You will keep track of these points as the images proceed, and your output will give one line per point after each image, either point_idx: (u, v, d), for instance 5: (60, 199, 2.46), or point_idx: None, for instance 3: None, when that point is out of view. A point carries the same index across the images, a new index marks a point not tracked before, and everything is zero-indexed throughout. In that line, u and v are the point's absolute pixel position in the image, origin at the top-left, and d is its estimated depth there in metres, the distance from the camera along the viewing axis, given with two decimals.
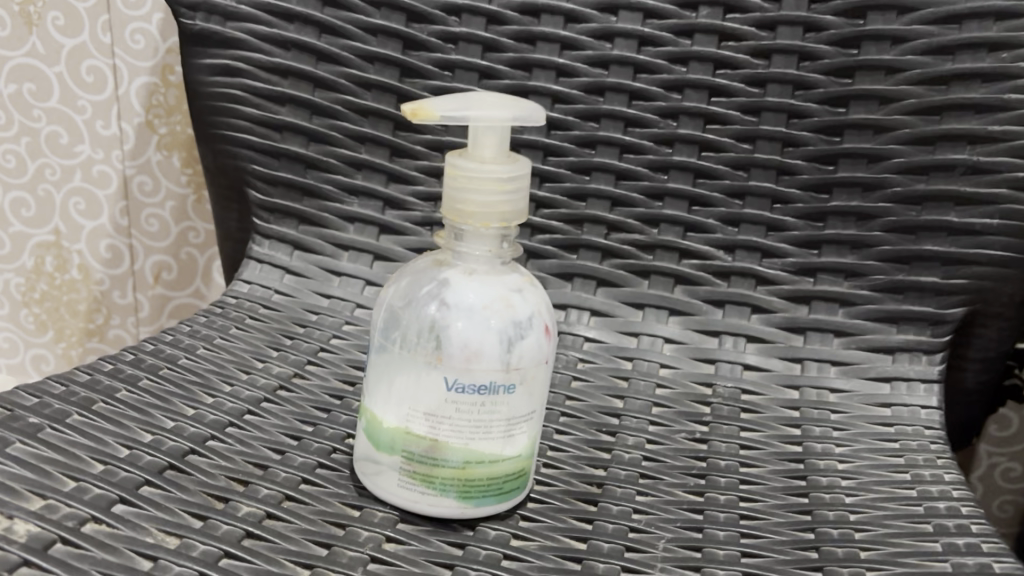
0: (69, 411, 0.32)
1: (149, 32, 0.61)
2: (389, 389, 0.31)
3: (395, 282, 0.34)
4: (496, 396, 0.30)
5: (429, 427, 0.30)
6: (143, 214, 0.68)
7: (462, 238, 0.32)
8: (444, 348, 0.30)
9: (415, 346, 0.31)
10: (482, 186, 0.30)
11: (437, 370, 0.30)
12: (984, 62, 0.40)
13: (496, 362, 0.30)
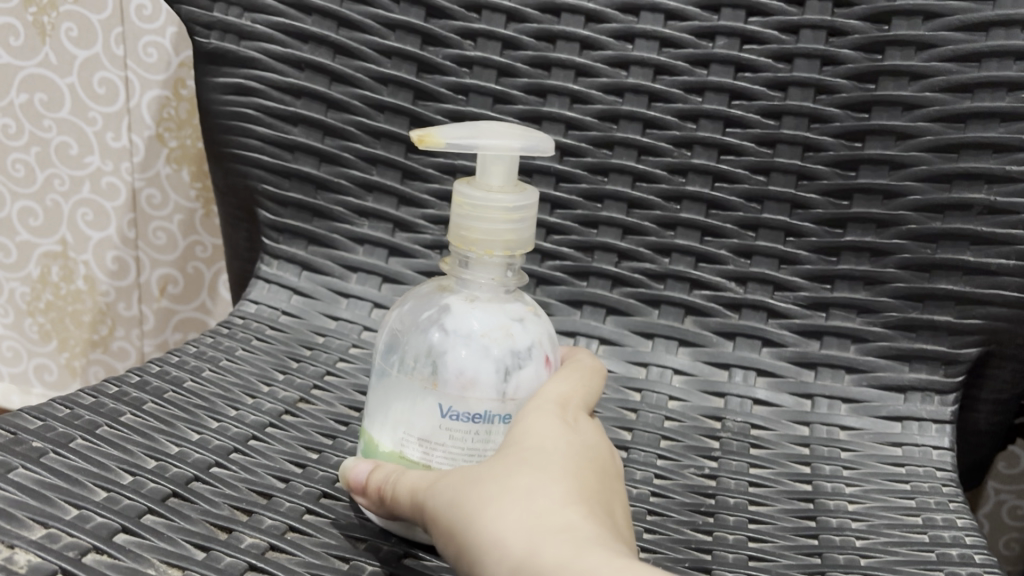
0: (73, 435, 0.32)
1: (162, 45, 0.61)
2: (385, 413, 0.30)
3: (401, 304, 0.33)
4: (490, 426, 0.29)
5: (423, 453, 0.29)
6: (151, 226, 0.68)
7: (467, 267, 0.31)
8: (440, 374, 0.29)
9: (412, 369, 0.30)
10: (486, 215, 0.30)
11: (432, 396, 0.29)
12: (1003, 102, 0.39)
13: (490, 392, 0.29)
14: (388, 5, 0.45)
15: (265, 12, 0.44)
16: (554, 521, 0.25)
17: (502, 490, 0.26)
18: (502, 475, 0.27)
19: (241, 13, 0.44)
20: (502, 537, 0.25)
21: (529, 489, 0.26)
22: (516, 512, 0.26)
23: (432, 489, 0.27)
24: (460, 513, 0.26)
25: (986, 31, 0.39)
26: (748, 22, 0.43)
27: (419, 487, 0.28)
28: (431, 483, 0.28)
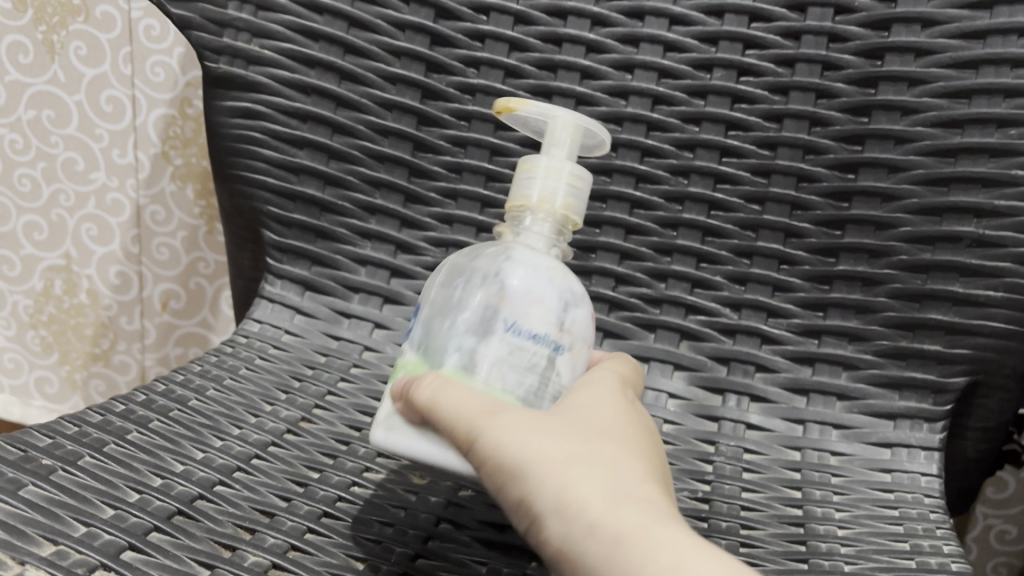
0: (81, 453, 0.33)
1: (169, 65, 0.62)
2: (440, 327, 0.31)
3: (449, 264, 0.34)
4: (546, 350, 0.30)
5: (478, 366, 0.29)
6: (154, 242, 0.69)
7: (522, 221, 0.34)
8: (508, 291, 0.31)
9: (478, 289, 0.31)
10: (554, 175, 0.33)
11: (499, 308, 0.30)
12: (993, 137, 0.40)
13: (550, 317, 0.31)
14: (394, 32, 0.46)
15: (273, 39, 0.45)
16: (613, 479, 0.25)
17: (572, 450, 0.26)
18: (578, 449, 0.26)
19: (250, 39, 0.45)
20: (577, 497, 0.24)
21: (604, 465, 0.26)
22: (594, 480, 0.25)
23: (481, 420, 0.27)
24: (529, 465, 0.26)
25: (976, 68, 0.40)
26: (744, 55, 0.44)
27: (466, 418, 0.27)
28: (480, 414, 0.27)
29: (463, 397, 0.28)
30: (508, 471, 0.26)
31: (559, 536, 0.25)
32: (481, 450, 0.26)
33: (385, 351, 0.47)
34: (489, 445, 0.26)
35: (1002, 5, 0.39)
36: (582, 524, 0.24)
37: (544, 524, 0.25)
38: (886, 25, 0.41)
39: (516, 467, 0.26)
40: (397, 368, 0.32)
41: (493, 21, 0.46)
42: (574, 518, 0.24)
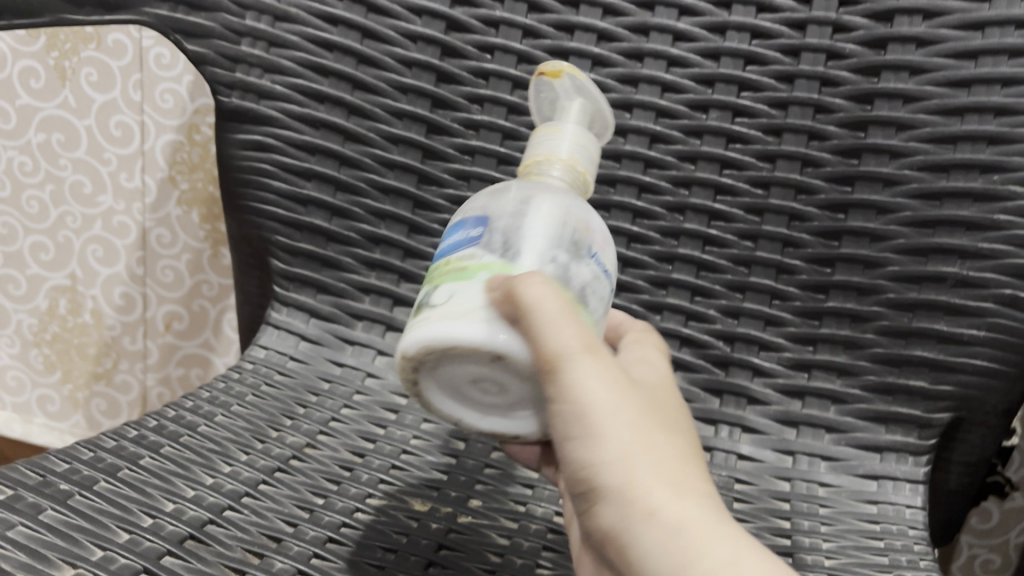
0: (96, 478, 0.34)
1: (178, 92, 0.64)
2: (509, 233, 0.30)
3: (466, 206, 0.33)
4: (611, 287, 0.32)
5: (575, 282, 0.30)
6: (158, 264, 0.73)
7: (546, 168, 0.33)
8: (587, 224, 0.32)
9: (564, 210, 0.31)
10: (591, 144, 0.35)
11: (588, 236, 0.31)
12: (976, 182, 0.41)
13: (607, 251, 0.32)
14: (401, 69, 0.47)
15: (284, 74, 0.47)
16: (681, 469, 0.26)
17: (649, 427, 0.27)
18: (649, 423, 0.27)
19: (261, 75, 0.47)
20: (641, 480, 0.26)
21: (671, 451, 0.27)
22: (660, 467, 0.26)
23: (582, 361, 0.27)
24: (610, 430, 0.26)
25: (960, 116, 0.41)
26: (739, 96, 0.45)
27: (568, 344, 0.27)
28: (583, 355, 0.27)
29: (572, 324, 0.27)
30: (587, 427, 0.26)
31: (616, 511, 0.26)
32: (563, 391, 0.27)
33: (387, 378, 0.48)
34: (577, 393, 0.26)
35: (986, 56, 0.40)
36: (644, 508, 0.25)
37: (606, 490, 0.26)
38: (875, 72, 0.43)
39: (595, 427, 0.26)
40: (467, 270, 0.30)
41: (497, 60, 0.47)
42: (638, 500, 0.25)
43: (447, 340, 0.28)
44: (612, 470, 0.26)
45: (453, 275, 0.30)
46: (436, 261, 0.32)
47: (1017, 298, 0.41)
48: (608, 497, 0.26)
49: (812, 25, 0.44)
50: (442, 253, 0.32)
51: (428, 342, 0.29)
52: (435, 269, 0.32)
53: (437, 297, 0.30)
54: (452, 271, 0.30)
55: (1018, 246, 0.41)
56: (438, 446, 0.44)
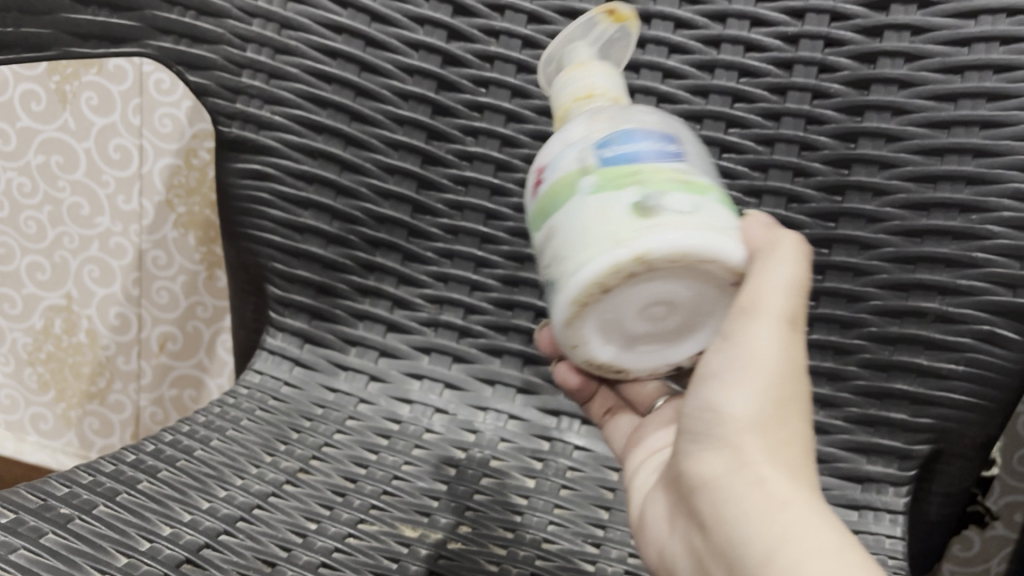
0: (96, 502, 0.36)
1: (176, 117, 0.66)
2: (690, 154, 0.33)
3: (596, 129, 0.33)
4: None
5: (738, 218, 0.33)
6: (154, 285, 0.76)
7: (592, 102, 0.36)
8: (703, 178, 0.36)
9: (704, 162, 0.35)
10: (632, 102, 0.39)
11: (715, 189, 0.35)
12: (955, 222, 0.42)
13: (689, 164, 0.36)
14: (397, 101, 0.48)
15: (284, 105, 0.48)
16: (798, 463, 0.29)
17: (791, 412, 0.30)
18: (793, 409, 0.30)
19: (261, 106, 0.48)
20: (756, 450, 0.29)
21: (795, 441, 0.29)
22: (779, 451, 0.29)
23: (778, 321, 0.29)
24: (760, 397, 0.29)
25: (941, 156, 0.42)
26: (727, 132, 0.47)
27: (760, 308, 0.30)
28: (779, 319, 0.29)
29: (788, 293, 0.30)
30: (742, 378, 0.30)
31: (721, 463, 0.29)
32: (739, 337, 0.30)
33: (379, 404, 0.49)
34: (750, 342, 0.30)
35: (965, 99, 0.41)
36: (751, 474, 0.28)
37: (725, 439, 0.29)
38: (859, 111, 0.44)
39: (749, 382, 0.29)
40: (698, 185, 0.31)
41: (492, 94, 0.47)
42: (749, 465, 0.29)
43: (717, 257, 0.30)
44: (741, 423, 0.29)
45: (689, 184, 0.30)
46: (632, 164, 0.31)
47: (992, 333, 0.42)
48: (724, 445, 0.29)
49: (798, 65, 0.45)
50: (632, 159, 0.31)
51: (690, 248, 0.29)
52: (628, 171, 0.30)
53: (676, 203, 0.30)
54: (679, 180, 0.30)
55: (995, 283, 0.42)
56: (429, 472, 0.45)
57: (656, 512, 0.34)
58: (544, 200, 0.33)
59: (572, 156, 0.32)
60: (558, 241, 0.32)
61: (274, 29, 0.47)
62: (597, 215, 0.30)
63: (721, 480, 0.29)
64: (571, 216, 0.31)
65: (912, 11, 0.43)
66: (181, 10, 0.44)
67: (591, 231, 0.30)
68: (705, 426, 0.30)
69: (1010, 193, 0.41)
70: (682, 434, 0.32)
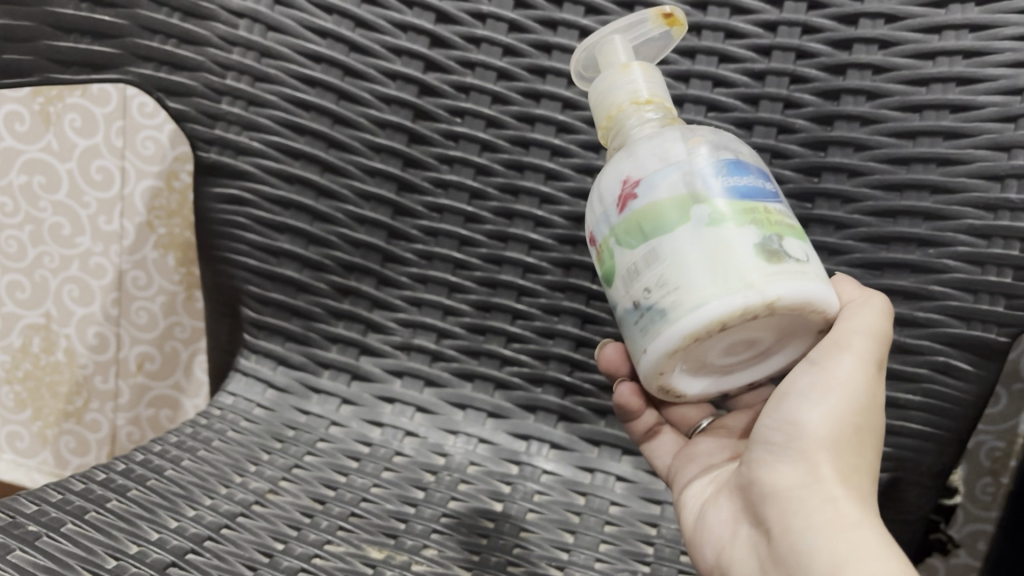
0: (64, 520, 0.37)
1: (158, 139, 0.69)
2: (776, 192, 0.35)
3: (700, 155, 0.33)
4: None
5: None
6: (133, 305, 0.77)
7: (643, 112, 0.36)
8: None
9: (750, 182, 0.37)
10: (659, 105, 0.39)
11: None
12: (914, 255, 0.43)
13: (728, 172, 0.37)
14: (374, 129, 0.49)
15: (262, 132, 0.49)
16: (861, 485, 0.33)
17: (863, 438, 0.34)
18: (863, 436, 0.34)
19: (240, 132, 0.49)
20: (828, 468, 0.33)
21: (859, 467, 0.33)
22: (847, 474, 0.33)
23: (864, 353, 0.33)
24: (836, 420, 0.33)
25: (900, 191, 0.43)
26: None
27: (852, 342, 0.33)
28: (866, 352, 0.33)
29: (874, 330, 0.34)
30: (822, 399, 0.33)
31: (797, 475, 0.33)
32: (824, 363, 0.34)
33: (351, 426, 0.50)
34: (832, 369, 0.33)
35: (923, 136, 0.42)
36: (822, 492, 0.32)
37: (803, 455, 0.33)
38: (823, 146, 0.45)
39: (830, 406, 0.33)
40: (798, 231, 0.33)
41: (467, 123, 0.48)
42: (822, 482, 0.33)
43: (822, 307, 0.32)
44: (820, 442, 0.33)
45: (794, 233, 0.32)
46: (751, 202, 0.32)
47: (949, 365, 0.43)
48: (800, 461, 0.33)
49: (765, 100, 0.46)
50: (754, 199, 0.32)
51: (809, 297, 0.31)
52: (757, 214, 0.32)
53: (795, 252, 0.32)
54: (789, 227, 0.32)
55: (951, 316, 0.42)
56: (397, 494, 0.45)
57: (718, 514, 0.38)
58: (642, 215, 0.32)
59: (679, 178, 0.32)
60: (664, 266, 0.31)
61: (253, 57, 0.47)
62: (716, 252, 0.31)
63: (794, 492, 0.33)
64: (683, 246, 0.31)
65: (875, 51, 0.43)
66: (162, 38, 0.45)
67: (711, 266, 0.31)
68: (783, 440, 0.34)
69: (965, 229, 0.41)
70: (758, 445, 0.36)
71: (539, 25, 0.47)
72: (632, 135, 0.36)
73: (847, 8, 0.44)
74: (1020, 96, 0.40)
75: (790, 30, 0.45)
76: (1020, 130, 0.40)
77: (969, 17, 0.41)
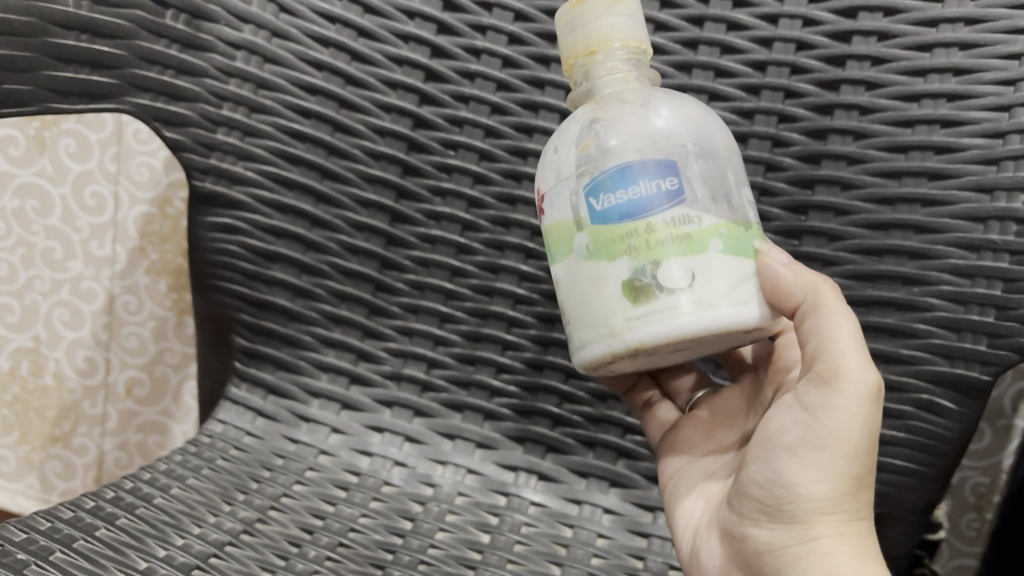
0: (52, 548, 0.38)
1: (153, 165, 0.72)
2: (698, 181, 0.33)
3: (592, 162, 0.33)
4: None
5: (748, 218, 0.34)
6: (124, 330, 0.80)
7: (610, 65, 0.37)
8: (724, 134, 0.36)
9: (719, 142, 0.35)
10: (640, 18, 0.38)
11: (736, 157, 0.36)
12: (898, 293, 0.44)
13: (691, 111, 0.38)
14: (368, 160, 0.49)
15: (256, 162, 0.49)
16: (857, 528, 0.34)
17: (859, 483, 0.34)
18: (861, 476, 0.34)
19: (235, 161, 0.49)
20: (821, 523, 0.34)
21: (856, 506, 0.34)
22: (842, 522, 0.34)
23: (859, 400, 0.33)
24: (831, 472, 0.34)
25: (886, 230, 0.44)
26: None
27: (848, 386, 0.33)
28: (861, 398, 0.33)
29: (868, 368, 0.33)
30: (815, 453, 0.34)
31: (791, 534, 0.34)
32: (818, 413, 0.33)
33: (340, 455, 0.50)
34: (824, 421, 0.33)
35: (909, 176, 0.43)
36: (817, 553, 0.34)
37: (798, 513, 0.34)
38: (810, 184, 0.45)
39: (824, 459, 0.34)
40: (693, 241, 0.32)
41: (460, 156, 0.49)
42: (816, 540, 0.34)
43: (711, 335, 0.32)
44: (814, 503, 0.34)
45: (679, 250, 0.31)
46: (620, 224, 0.32)
47: (932, 403, 0.43)
48: (795, 519, 0.34)
49: (753, 138, 0.46)
50: (623, 217, 0.32)
51: (676, 333, 0.31)
52: (619, 236, 0.32)
53: (668, 279, 0.31)
54: (673, 243, 0.31)
55: (935, 353, 0.43)
56: (385, 524, 0.46)
57: (705, 554, 0.39)
58: (550, 231, 0.35)
59: (566, 196, 0.34)
60: (567, 295, 0.35)
61: (249, 89, 0.48)
62: (593, 286, 0.33)
63: (792, 549, 0.34)
64: (575, 274, 0.34)
65: (862, 91, 0.44)
66: (160, 69, 0.45)
67: (592, 303, 0.33)
68: (775, 500, 0.35)
69: (950, 268, 0.42)
70: (749, 499, 0.36)
71: (532, 61, 0.48)
72: (596, 96, 0.37)
73: (834, 50, 0.44)
74: (1002, 140, 0.41)
75: (779, 69, 0.45)
76: (1002, 173, 0.41)
77: (954, 61, 0.42)
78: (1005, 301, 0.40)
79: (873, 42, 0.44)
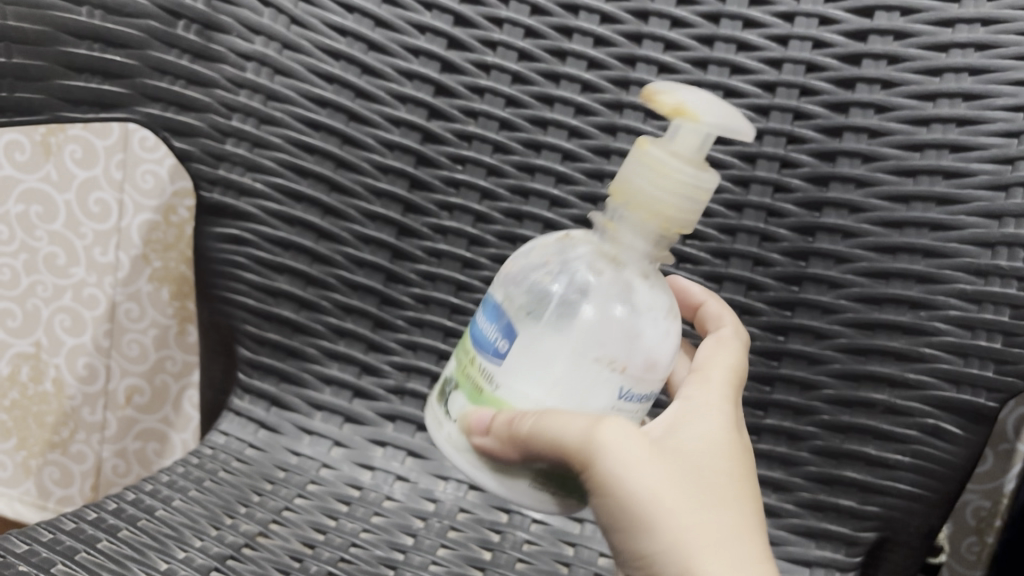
0: (54, 560, 0.39)
1: (158, 174, 0.72)
2: (532, 362, 0.33)
3: (510, 285, 0.38)
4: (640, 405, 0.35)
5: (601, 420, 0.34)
6: (125, 338, 0.81)
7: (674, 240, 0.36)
8: (628, 359, 0.33)
9: (598, 354, 0.33)
10: (682, 188, 0.34)
11: (620, 377, 0.33)
12: (905, 316, 0.43)
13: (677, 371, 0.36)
14: (376, 174, 0.49)
15: (265, 173, 0.49)
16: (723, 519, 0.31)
17: (689, 509, 0.31)
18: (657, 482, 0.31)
19: (243, 172, 0.49)
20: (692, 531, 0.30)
21: (710, 506, 0.31)
22: (713, 520, 0.31)
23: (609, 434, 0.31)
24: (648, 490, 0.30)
25: (893, 254, 0.44)
26: (691, 220, 0.48)
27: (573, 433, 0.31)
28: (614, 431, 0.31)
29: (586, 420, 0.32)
30: (624, 504, 0.31)
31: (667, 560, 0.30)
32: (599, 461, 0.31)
33: (341, 469, 0.50)
34: (623, 459, 0.31)
35: (917, 201, 0.43)
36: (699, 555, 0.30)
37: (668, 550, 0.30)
38: (818, 207, 0.45)
39: (647, 506, 0.30)
40: (483, 397, 0.34)
41: (468, 171, 0.49)
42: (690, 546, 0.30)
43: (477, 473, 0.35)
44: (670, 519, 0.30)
45: (467, 390, 0.35)
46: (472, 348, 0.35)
47: (937, 428, 0.43)
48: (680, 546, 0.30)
49: (762, 159, 0.46)
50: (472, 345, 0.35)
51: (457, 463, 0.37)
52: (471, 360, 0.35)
53: (454, 410, 0.36)
54: (472, 384, 0.35)
55: (940, 378, 0.43)
56: (387, 540, 0.46)
57: None
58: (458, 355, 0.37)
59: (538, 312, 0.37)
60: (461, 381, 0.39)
61: (259, 100, 0.48)
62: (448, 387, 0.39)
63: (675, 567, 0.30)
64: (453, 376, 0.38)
65: (871, 115, 0.44)
66: (171, 79, 0.45)
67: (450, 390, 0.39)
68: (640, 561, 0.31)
69: (957, 293, 0.42)
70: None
71: (542, 78, 0.48)
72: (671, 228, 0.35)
73: (844, 72, 0.44)
74: (1011, 166, 0.41)
75: (788, 91, 0.45)
76: (1012, 200, 0.41)
77: (964, 86, 0.42)
78: (1011, 327, 0.41)
79: (883, 66, 0.44)
